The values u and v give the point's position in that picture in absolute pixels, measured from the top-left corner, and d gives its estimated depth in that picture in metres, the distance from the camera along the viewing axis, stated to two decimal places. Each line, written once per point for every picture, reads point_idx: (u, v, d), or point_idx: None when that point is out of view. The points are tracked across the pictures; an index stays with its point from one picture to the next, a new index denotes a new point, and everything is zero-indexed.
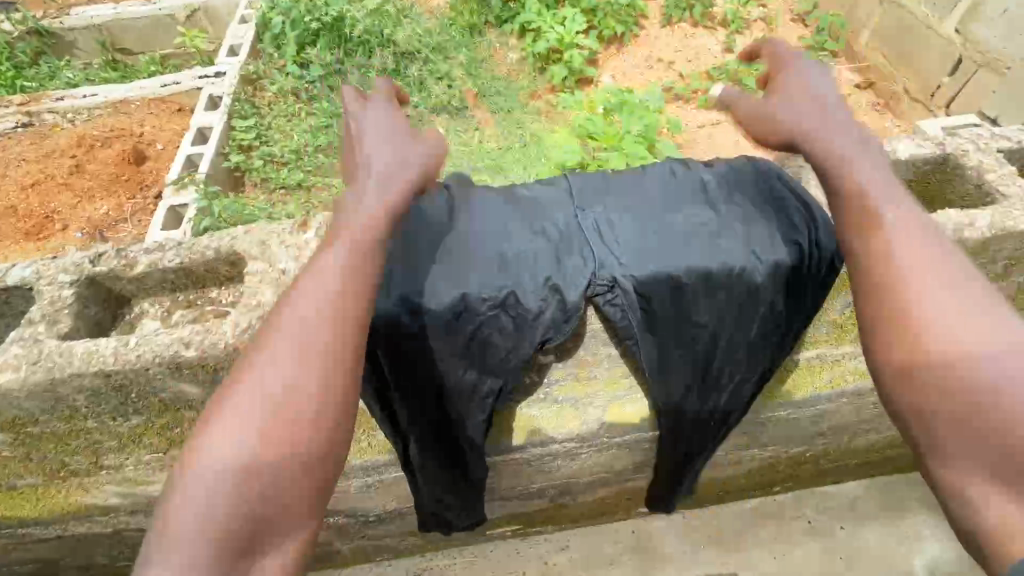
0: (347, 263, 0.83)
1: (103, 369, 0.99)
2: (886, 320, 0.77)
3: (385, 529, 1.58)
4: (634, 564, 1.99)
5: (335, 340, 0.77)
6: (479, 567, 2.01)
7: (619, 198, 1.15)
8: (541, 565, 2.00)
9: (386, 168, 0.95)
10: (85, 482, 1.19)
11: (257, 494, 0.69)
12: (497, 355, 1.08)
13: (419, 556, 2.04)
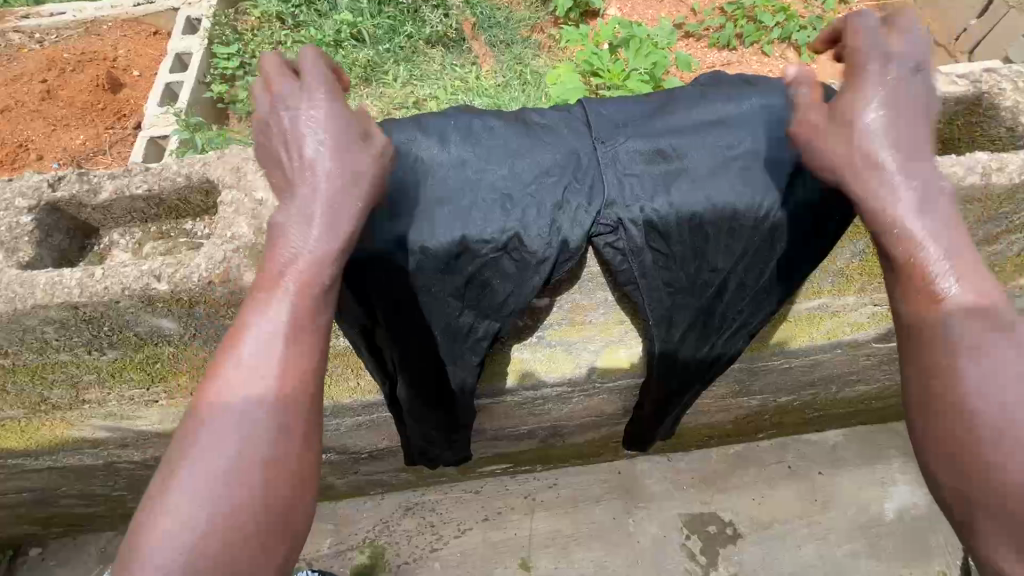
0: (299, 276, 0.77)
1: (69, 301, 0.94)
2: (963, 402, 0.73)
3: (377, 466, 1.61)
4: (619, 502, 2.07)
5: (297, 339, 0.76)
6: (469, 503, 2.09)
7: (640, 132, 1.07)
8: (528, 502, 2.08)
9: (341, 193, 0.79)
10: (69, 415, 1.18)
11: (239, 512, 0.68)
12: (496, 299, 1.05)
13: (410, 491, 2.11)
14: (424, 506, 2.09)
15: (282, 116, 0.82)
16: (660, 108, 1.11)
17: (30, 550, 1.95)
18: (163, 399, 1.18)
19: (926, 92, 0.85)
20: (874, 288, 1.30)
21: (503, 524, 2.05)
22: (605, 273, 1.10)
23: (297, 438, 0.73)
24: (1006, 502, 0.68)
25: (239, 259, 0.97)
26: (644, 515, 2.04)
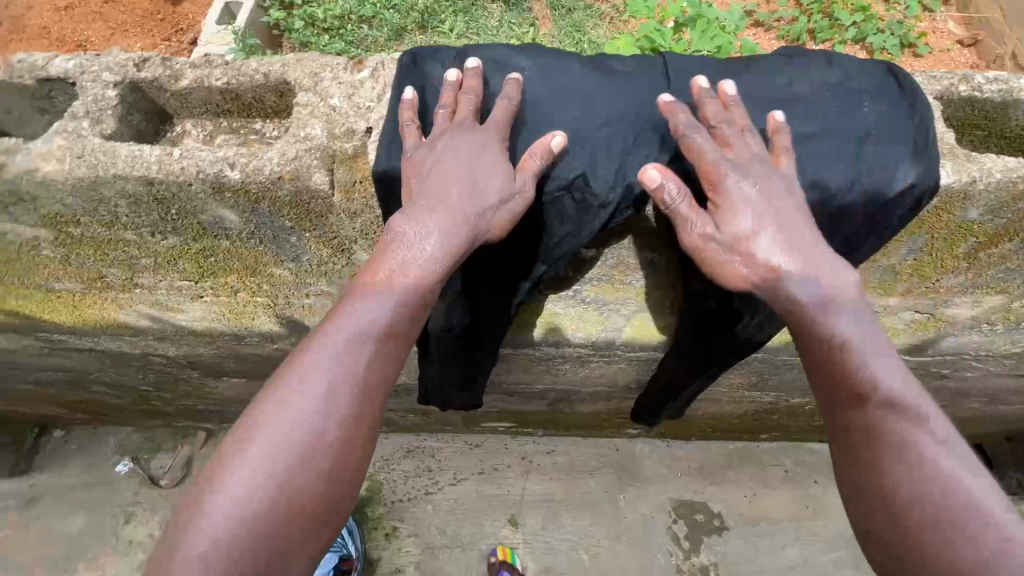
0: (402, 287, 0.89)
1: (146, 176, 1.00)
2: (895, 488, 0.79)
3: (391, 402, 1.67)
4: (615, 478, 2.17)
5: (392, 336, 0.87)
6: (468, 455, 2.15)
7: (716, 95, 1.08)
8: (525, 464, 2.16)
9: (461, 221, 0.91)
10: (119, 299, 1.22)
11: (308, 479, 0.76)
12: (549, 240, 1.06)
13: (413, 435, 2.17)
14: (424, 451, 2.15)
15: (437, 146, 0.96)
16: (734, 76, 1.11)
17: (55, 431, 2.07)
18: (208, 296, 1.21)
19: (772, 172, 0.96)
20: (921, 293, 1.28)
21: (498, 479, 2.13)
22: (658, 232, 1.10)
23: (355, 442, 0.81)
24: None
25: (311, 160, 1.02)
26: (637, 493, 2.14)
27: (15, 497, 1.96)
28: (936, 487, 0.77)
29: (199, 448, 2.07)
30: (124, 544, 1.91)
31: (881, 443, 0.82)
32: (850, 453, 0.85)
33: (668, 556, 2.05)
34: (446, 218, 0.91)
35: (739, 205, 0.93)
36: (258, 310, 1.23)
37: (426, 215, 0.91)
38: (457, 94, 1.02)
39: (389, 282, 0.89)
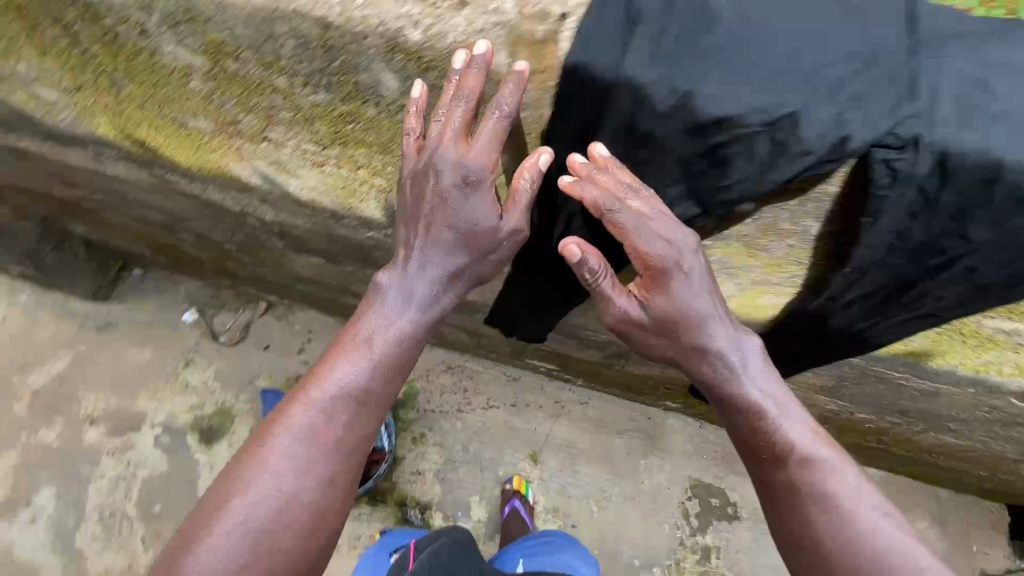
0: (382, 352, 1.03)
1: (325, 18, 0.96)
2: (810, 529, 0.92)
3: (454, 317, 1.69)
4: (640, 443, 2.18)
5: (371, 394, 1.00)
6: (504, 385, 2.19)
7: (974, 53, 0.92)
8: (557, 407, 2.19)
9: (446, 277, 1.07)
10: (242, 149, 1.18)
11: (291, 524, 0.89)
12: (720, 181, 0.99)
13: (456, 354, 2.21)
14: (463, 372, 2.20)
15: (430, 159, 0.99)
16: (998, 35, 0.94)
17: (133, 271, 2.18)
18: (329, 165, 1.18)
19: (687, 243, 1.01)
20: None
21: (526, 415, 2.16)
22: (834, 199, 1.02)
23: (344, 474, 0.95)
24: None
25: (496, 37, 0.96)
26: (657, 462, 2.16)
27: (93, 320, 2.12)
28: (854, 534, 0.89)
29: (258, 316, 2.17)
30: (181, 386, 2.06)
31: (797, 496, 0.96)
32: (776, 503, 0.98)
33: (674, 528, 2.08)
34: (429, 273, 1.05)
35: (665, 283, 1.04)
36: (371, 192, 1.18)
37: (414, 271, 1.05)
38: (452, 103, 0.96)
39: (371, 345, 1.03)
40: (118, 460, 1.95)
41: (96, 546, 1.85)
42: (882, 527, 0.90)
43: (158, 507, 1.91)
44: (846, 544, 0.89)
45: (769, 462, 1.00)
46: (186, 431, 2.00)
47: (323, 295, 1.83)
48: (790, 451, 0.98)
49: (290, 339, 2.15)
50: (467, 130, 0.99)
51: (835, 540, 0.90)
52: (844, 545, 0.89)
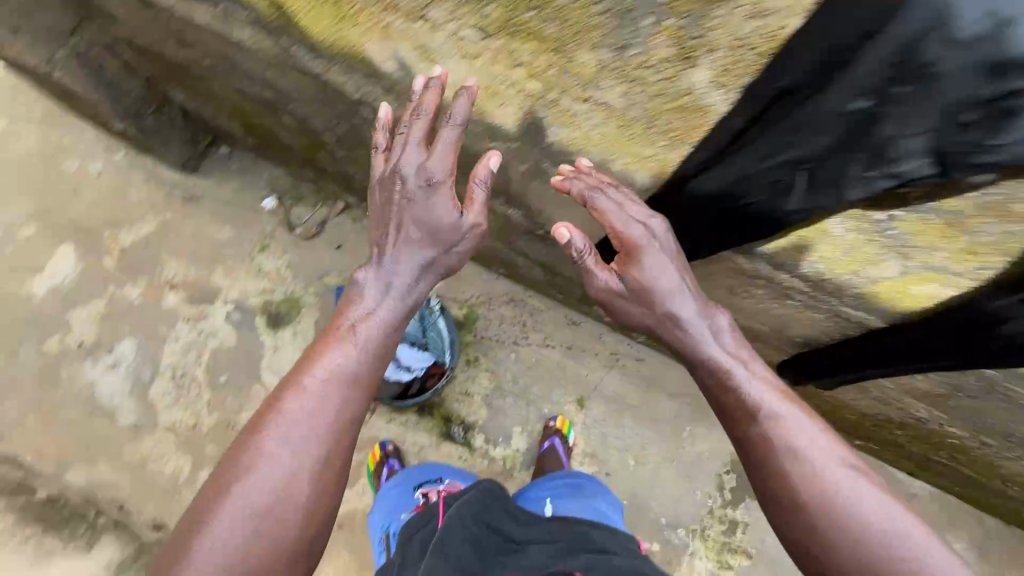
0: (368, 339, 1.09)
1: None
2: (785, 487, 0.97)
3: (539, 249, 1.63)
4: (688, 410, 2.15)
5: (360, 376, 1.05)
6: (563, 327, 2.17)
7: None
8: (612, 358, 2.17)
9: (420, 267, 1.15)
10: (388, 28, 1.05)
11: (289, 509, 0.93)
12: (997, 144, 0.77)
13: (520, 287, 2.18)
14: (525, 306, 2.18)
15: (394, 173, 1.12)
16: None
17: (221, 148, 2.20)
18: (480, 61, 1.03)
19: (659, 228, 1.10)
20: None
21: (581, 360, 2.16)
22: None
23: (338, 449, 0.99)
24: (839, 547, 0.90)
25: None
26: (702, 432, 2.14)
27: (179, 190, 2.16)
28: (822, 481, 0.95)
29: (334, 215, 2.17)
30: (254, 269, 2.12)
31: (769, 455, 1.01)
32: (752, 466, 1.04)
33: (706, 497, 2.09)
34: (405, 259, 1.15)
35: (641, 265, 1.13)
36: (517, 97, 1.05)
37: (391, 264, 1.15)
38: (413, 116, 1.07)
39: (358, 331, 1.09)
40: (192, 327, 2.05)
41: (166, 400, 1.99)
42: (847, 478, 0.96)
43: (224, 376, 2.02)
44: (818, 495, 0.94)
45: (742, 420, 1.06)
46: (255, 312, 2.08)
47: None
48: (758, 408, 1.05)
49: (362, 243, 2.16)
50: (428, 139, 1.10)
51: (810, 493, 0.95)
52: (818, 497, 0.94)
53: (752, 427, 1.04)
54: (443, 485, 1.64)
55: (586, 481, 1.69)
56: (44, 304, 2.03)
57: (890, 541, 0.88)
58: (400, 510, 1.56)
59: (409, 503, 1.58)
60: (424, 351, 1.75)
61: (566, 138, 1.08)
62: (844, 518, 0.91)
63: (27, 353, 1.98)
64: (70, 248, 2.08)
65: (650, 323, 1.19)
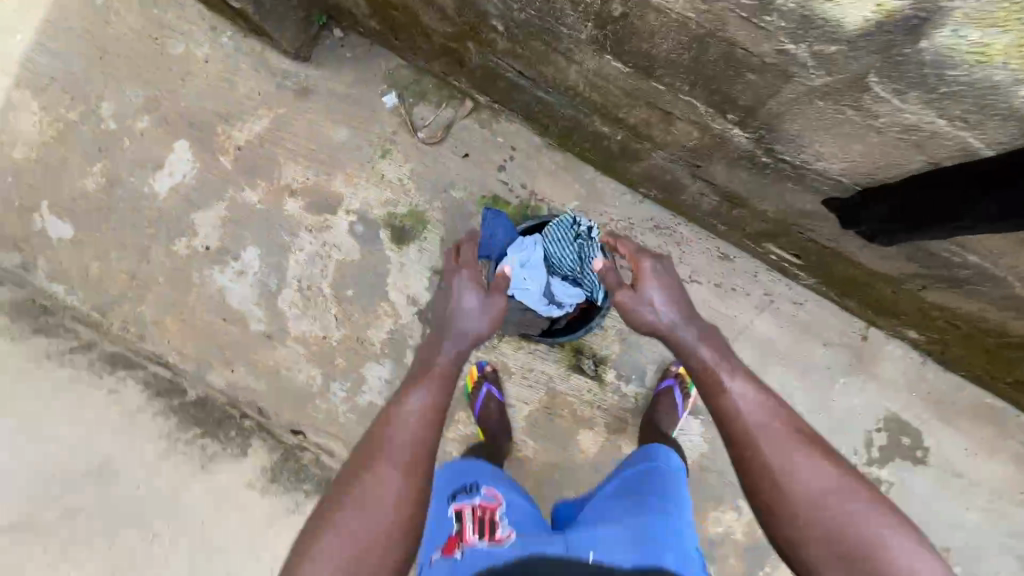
0: (440, 372, 1.14)
1: None
2: (757, 462, 1.01)
3: (737, 179, 1.33)
4: (845, 361, 1.94)
5: (437, 405, 1.09)
6: (714, 261, 1.92)
7: None
8: (764, 299, 1.93)
9: (459, 327, 1.21)
10: None
11: (378, 534, 0.96)
12: None
13: (669, 213, 1.90)
14: (671, 235, 1.91)
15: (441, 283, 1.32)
16: None
17: (334, 32, 1.93)
18: None
19: (655, 270, 1.27)
20: None
21: (731, 300, 1.93)
22: None
23: (421, 472, 1.02)
24: (802, 516, 0.95)
25: None
26: (856, 386, 1.94)
27: (291, 82, 1.93)
28: (786, 453, 1.00)
29: (461, 117, 1.91)
30: (376, 177, 1.93)
31: (742, 433, 1.04)
32: (731, 446, 1.05)
33: (851, 453, 1.95)
34: (458, 312, 1.23)
35: (647, 280, 1.25)
36: None
37: (445, 319, 1.23)
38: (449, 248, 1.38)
39: (429, 370, 1.15)
40: (316, 238, 1.94)
41: (294, 312, 1.94)
42: (804, 448, 1.01)
43: (350, 292, 1.93)
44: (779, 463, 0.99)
45: (718, 397, 1.09)
46: (379, 225, 1.93)
47: (566, 109, 1.52)
48: (733, 388, 1.08)
49: (492, 153, 1.90)
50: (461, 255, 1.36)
51: (778, 462, 0.99)
52: (784, 465, 0.99)
53: (729, 402, 1.07)
54: (479, 498, 1.27)
55: (647, 478, 1.31)
56: (166, 204, 1.94)
57: (843, 509, 0.94)
58: (434, 545, 1.21)
59: (444, 531, 1.22)
60: (578, 288, 1.57)
61: (970, 43, 0.78)
62: (802, 485, 0.97)
63: (157, 255, 1.94)
64: (185, 144, 1.93)
65: (656, 323, 1.22)
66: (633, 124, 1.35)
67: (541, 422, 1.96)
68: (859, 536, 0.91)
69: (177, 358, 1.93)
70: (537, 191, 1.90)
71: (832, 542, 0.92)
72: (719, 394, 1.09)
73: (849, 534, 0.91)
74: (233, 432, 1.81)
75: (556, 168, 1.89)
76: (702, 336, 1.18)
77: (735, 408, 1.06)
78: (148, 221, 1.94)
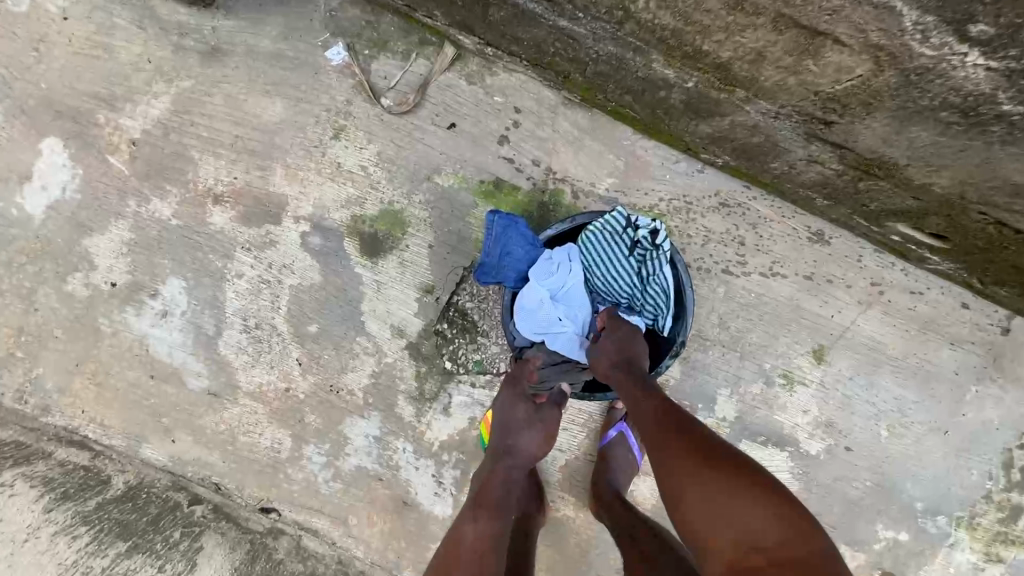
0: (497, 495, 1.05)
1: None
2: (659, 454, 0.89)
3: (913, 136, 0.85)
4: (979, 362, 1.45)
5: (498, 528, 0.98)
6: (803, 245, 1.40)
7: None
8: (871, 291, 1.43)
9: (513, 443, 1.14)
10: None
11: None
12: None
13: (741, 184, 1.37)
14: (744, 215, 1.39)
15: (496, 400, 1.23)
16: None
17: None
18: None
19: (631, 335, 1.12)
20: None
21: (825, 295, 1.43)
22: None
23: (492, 567, 0.90)
24: (698, 498, 0.82)
25: None
26: (994, 393, 1.46)
27: (194, 39, 1.36)
28: (681, 437, 0.89)
29: (440, 70, 1.34)
30: (330, 166, 1.38)
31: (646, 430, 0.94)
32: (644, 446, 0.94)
33: (985, 478, 1.49)
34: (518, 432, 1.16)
35: (610, 339, 1.11)
36: None
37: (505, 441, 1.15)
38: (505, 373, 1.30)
39: (485, 497, 1.04)
40: (257, 259, 1.41)
41: (243, 359, 1.45)
42: (698, 434, 0.90)
43: (315, 327, 1.43)
44: (672, 462, 0.86)
45: (636, 405, 1.00)
46: (343, 233, 1.40)
47: (603, 44, 0.99)
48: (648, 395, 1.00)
49: (488, 119, 1.35)
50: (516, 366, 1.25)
51: (672, 449, 0.88)
52: (677, 461, 0.86)
53: (643, 404, 0.98)
54: None
55: None
56: (46, 229, 1.41)
57: (731, 481, 0.81)
58: None
59: None
60: (635, 317, 1.16)
61: None
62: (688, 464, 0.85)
63: (47, 299, 1.43)
64: (59, 142, 1.38)
65: (603, 367, 1.09)
66: (733, 53, 0.84)
67: (582, 472, 1.51)
68: (752, 526, 0.77)
69: (98, 433, 1.45)
70: (556, 168, 1.36)
71: (726, 522, 0.78)
72: (635, 399, 1.01)
73: (746, 523, 0.77)
74: (175, 530, 1.37)
75: (579, 135, 1.35)
76: (635, 370, 1.06)
77: (646, 409, 0.97)
78: (25, 254, 1.42)
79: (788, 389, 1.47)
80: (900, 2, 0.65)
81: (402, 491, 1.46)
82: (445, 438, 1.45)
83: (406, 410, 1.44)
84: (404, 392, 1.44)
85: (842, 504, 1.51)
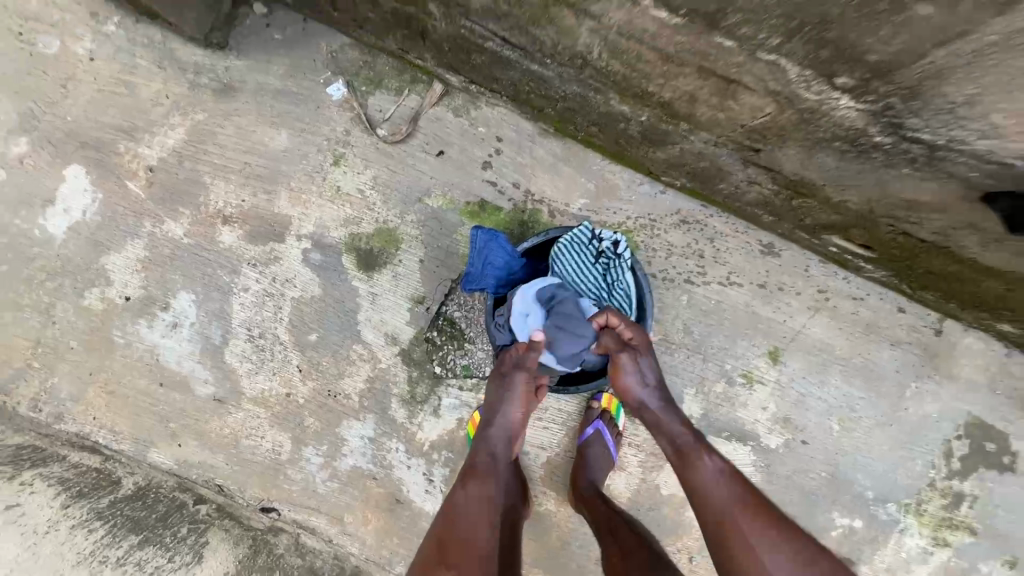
0: (486, 467, 1.15)
1: None
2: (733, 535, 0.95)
3: (822, 162, 1.02)
4: (917, 360, 1.61)
5: (489, 494, 1.09)
6: (756, 257, 1.57)
7: None
8: (818, 298, 1.59)
9: (496, 416, 1.21)
10: None
11: None
12: None
13: (698, 203, 1.54)
14: (703, 230, 1.55)
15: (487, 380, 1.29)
16: None
17: (257, 7, 1.51)
18: None
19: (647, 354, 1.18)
20: None
21: (777, 302, 1.59)
22: None
23: (484, 531, 1.01)
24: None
25: None
26: (931, 389, 1.62)
27: (208, 78, 1.51)
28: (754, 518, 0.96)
29: (429, 104, 1.51)
30: (330, 190, 1.53)
31: (714, 508, 0.99)
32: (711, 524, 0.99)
33: (928, 468, 1.64)
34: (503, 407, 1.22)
35: (644, 368, 1.16)
36: None
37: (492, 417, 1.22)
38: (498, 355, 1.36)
39: (475, 469, 1.14)
40: (262, 273, 1.54)
41: (248, 367, 1.56)
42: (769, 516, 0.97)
43: (314, 336, 1.56)
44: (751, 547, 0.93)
45: (693, 471, 1.06)
46: (341, 250, 1.54)
47: (568, 85, 1.16)
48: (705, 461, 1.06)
49: (473, 147, 1.51)
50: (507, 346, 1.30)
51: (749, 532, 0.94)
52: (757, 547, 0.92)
53: (705, 475, 1.04)
54: None
55: None
56: (66, 248, 1.53)
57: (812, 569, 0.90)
58: None
59: None
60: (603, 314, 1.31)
61: None
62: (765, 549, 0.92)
63: (65, 313, 1.54)
64: (82, 170, 1.52)
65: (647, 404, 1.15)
66: (672, 95, 1.01)
67: (562, 468, 1.63)
68: None
69: (108, 439, 1.55)
70: (534, 190, 1.52)
71: None
72: (692, 467, 1.06)
73: None
74: (182, 527, 1.47)
75: (554, 161, 1.51)
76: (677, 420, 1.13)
77: (708, 482, 1.03)
78: (46, 272, 1.53)
79: (748, 388, 1.62)
80: (784, 61, 0.83)
81: (395, 489, 1.57)
82: (435, 438, 1.56)
83: (399, 412, 1.56)
84: (397, 395, 1.56)
85: (801, 494, 1.64)
